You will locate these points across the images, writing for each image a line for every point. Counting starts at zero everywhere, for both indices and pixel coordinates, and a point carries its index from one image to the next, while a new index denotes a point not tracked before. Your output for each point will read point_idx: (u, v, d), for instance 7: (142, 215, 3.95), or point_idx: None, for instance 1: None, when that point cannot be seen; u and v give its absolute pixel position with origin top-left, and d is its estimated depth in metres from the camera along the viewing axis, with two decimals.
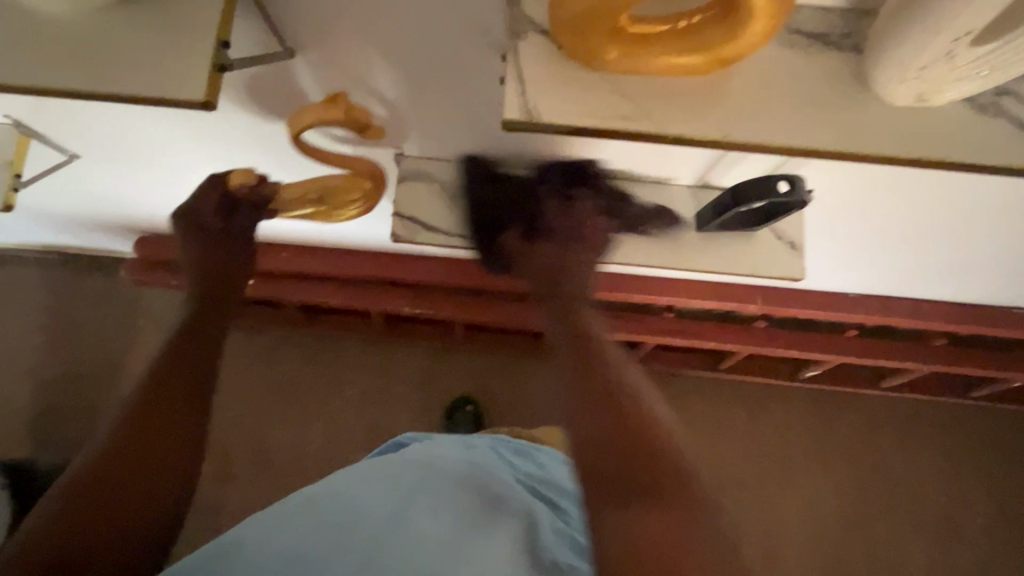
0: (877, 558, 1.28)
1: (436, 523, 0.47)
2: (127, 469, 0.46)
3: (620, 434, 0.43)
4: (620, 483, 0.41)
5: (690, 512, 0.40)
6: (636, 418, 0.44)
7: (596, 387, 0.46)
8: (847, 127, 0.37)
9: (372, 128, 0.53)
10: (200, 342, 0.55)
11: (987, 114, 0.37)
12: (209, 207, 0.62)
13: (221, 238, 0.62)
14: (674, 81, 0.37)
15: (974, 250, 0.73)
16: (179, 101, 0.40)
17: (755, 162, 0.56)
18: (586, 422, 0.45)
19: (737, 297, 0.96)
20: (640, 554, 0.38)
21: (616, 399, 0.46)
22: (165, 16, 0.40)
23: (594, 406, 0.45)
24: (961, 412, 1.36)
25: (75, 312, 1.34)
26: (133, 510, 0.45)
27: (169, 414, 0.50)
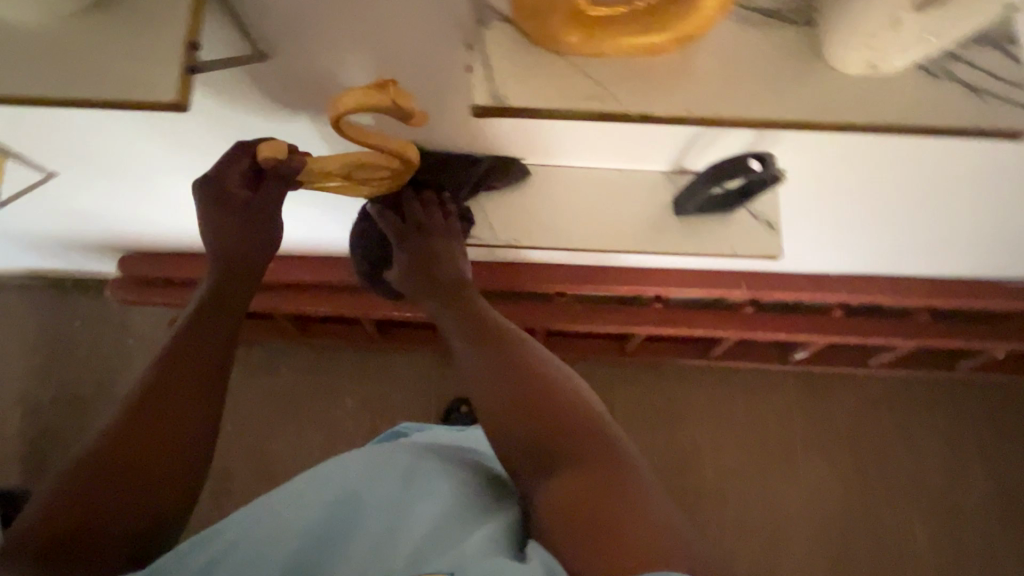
0: (880, 537, 1.29)
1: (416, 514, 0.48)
2: (126, 473, 0.46)
3: (527, 405, 0.48)
4: (536, 452, 0.47)
5: (607, 467, 0.45)
6: (539, 388, 0.49)
7: (498, 363, 0.51)
8: (808, 96, 0.37)
9: (419, 116, 0.48)
10: (204, 348, 0.53)
11: (936, 79, 0.37)
12: (232, 175, 0.57)
13: (244, 215, 0.58)
14: (636, 63, 0.38)
15: (952, 223, 0.75)
16: (152, 104, 0.39)
17: (725, 145, 0.58)
18: (497, 396, 0.50)
19: (723, 284, 0.99)
20: (565, 512, 0.43)
21: (521, 371, 0.51)
22: (131, 22, 0.41)
23: (500, 380, 0.50)
24: (951, 387, 1.38)
25: (61, 338, 1.33)
26: (133, 512, 0.46)
27: (172, 417, 0.49)
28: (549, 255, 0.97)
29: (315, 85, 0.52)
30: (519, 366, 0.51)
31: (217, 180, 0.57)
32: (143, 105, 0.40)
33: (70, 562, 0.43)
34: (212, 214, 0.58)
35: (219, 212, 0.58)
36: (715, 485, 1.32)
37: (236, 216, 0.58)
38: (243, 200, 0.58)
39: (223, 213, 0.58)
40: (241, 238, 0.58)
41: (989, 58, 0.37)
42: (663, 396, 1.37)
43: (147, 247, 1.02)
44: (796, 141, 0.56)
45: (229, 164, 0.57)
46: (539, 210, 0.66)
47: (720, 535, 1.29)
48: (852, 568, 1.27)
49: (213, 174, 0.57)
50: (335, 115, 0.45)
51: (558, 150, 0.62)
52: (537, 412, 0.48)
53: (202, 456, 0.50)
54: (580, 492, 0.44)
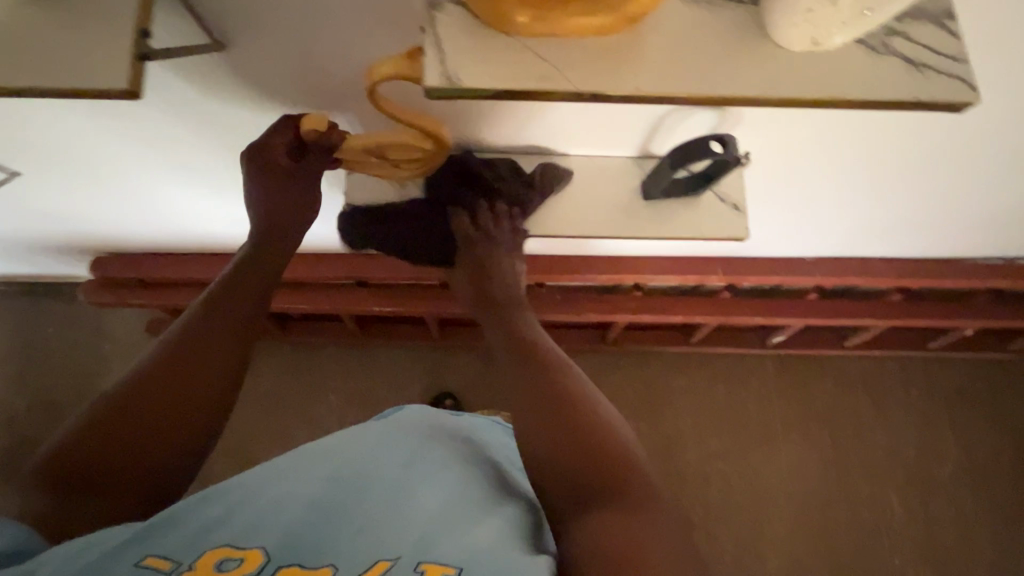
0: (859, 513, 1.32)
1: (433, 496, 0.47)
2: (140, 427, 0.52)
3: (576, 445, 0.49)
4: (579, 492, 0.47)
5: (648, 514, 0.45)
6: (586, 429, 0.50)
7: (543, 397, 0.52)
8: (754, 72, 0.38)
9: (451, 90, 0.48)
10: (219, 327, 0.57)
11: (876, 54, 0.38)
12: (279, 146, 0.58)
13: (288, 182, 0.61)
14: (587, 43, 0.38)
15: (914, 203, 0.77)
16: (100, 92, 0.39)
17: (689, 126, 0.59)
18: (544, 429, 0.50)
19: (699, 270, 1.01)
20: (597, 550, 0.43)
21: (569, 413, 0.51)
22: (78, 8, 0.40)
23: (548, 419, 0.51)
24: (923, 366, 1.41)
25: (40, 343, 1.33)
26: (138, 463, 0.51)
27: (186, 386, 0.54)
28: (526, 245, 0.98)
29: (277, 74, 0.52)
30: (565, 405, 0.52)
31: (265, 149, 0.58)
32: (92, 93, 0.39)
33: (78, 495, 0.48)
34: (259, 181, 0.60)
35: (266, 180, 0.60)
36: (699, 469, 1.34)
37: (280, 184, 0.61)
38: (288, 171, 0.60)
39: (272, 182, 0.60)
40: (281, 207, 0.61)
41: (925, 32, 0.39)
42: (644, 383, 1.39)
43: (121, 248, 1.02)
44: (756, 122, 0.57)
45: (276, 135, 0.57)
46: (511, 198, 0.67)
47: (704, 517, 1.31)
48: (832, 544, 1.30)
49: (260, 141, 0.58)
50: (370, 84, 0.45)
51: (527, 136, 0.63)
52: (583, 451, 0.48)
53: (207, 422, 0.55)
54: (616, 535, 0.43)
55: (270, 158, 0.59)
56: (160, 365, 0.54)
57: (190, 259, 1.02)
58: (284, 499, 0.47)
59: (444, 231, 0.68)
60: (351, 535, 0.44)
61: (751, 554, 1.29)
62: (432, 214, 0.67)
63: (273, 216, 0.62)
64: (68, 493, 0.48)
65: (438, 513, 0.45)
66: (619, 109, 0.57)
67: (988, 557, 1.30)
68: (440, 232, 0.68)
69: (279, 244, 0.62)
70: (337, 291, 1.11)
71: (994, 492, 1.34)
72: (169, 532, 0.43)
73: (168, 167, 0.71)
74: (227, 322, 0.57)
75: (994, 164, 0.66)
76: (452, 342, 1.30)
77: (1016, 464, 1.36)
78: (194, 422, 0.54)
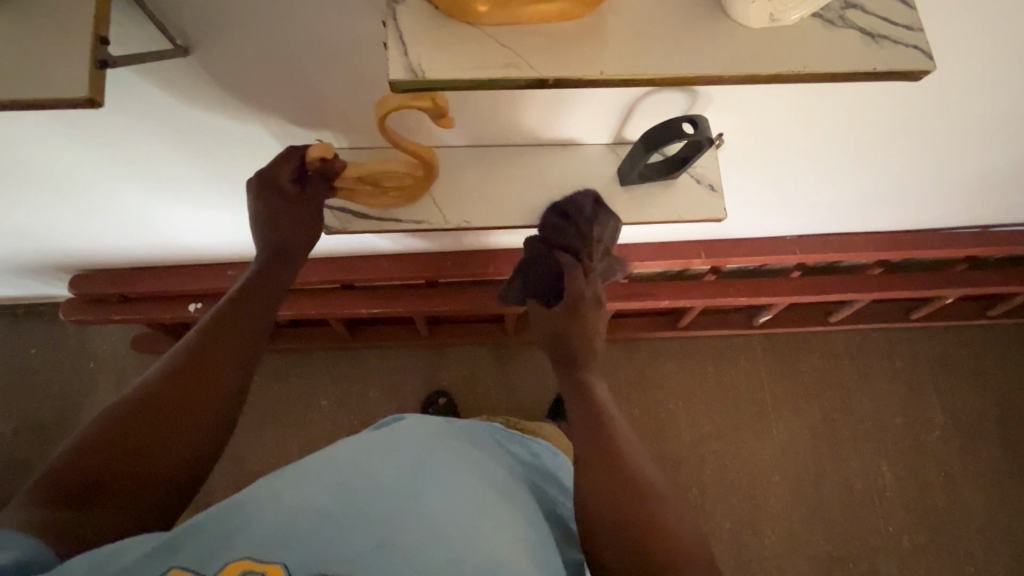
0: (851, 484, 1.35)
1: (450, 507, 0.45)
2: (147, 437, 0.49)
3: (644, 519, 0.50)
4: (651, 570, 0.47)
5: None
6: (652, 507, 0.51)
7: (609, 468, 0.53)
8: (715, 52, 0.38)
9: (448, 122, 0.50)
10: (228, 337, 0.56)
11: (834, 27, 0.39)
12: (285, 172, 0.60)
13: (292, 206, 0.62)
14: (549, 29, 0.39)
15: (886, 175, 0.78)
16: (59, 101, 0.38)
17: (661, 109, 0.60)
18: (615, 500, 0.51)
19: (681, 254, 1.02)
20: None
21: (632, 483, 0.52)
22: (31, 17, 0.39)
23: (614, 485, 0.52)
24: (908, 336, 1.44)
25: (23, 366, 1.31)
26: (146, 472, 0.49)
27: (197, 397, 0.52)
28: (509, 238, 0.99)
29: (244, 79, 0.51)
30: (628, 472, 0.53)
31: (271, 176, 0.60)
32: (50, 103, 0.38)
33: (82, 501, 0.45)
34: (264, 202, 0.61)
35: (272, 206, 0.61)
36: (692, 451, 1.36)
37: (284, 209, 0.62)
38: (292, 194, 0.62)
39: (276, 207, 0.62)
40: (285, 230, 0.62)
41: (881, 4, 0.39)
42: (635, 369, 1.41)
43: (100, 264, 1.01)
44: (725, 102, 0.58)
45: (282, 162, 0.60)
46: (487, 193, 0.66)
47: (701, 497, 1.33)
48: (827, 516, 1.33)
49: (267, 170, 0.60)
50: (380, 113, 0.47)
51: (501, 128, 0.63)
52: (651, 527, 0.50)
53: (217, 436, 0.53)
54: None
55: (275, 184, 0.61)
56: (166, 380, 0.52)
57: (171, 271, 1.02)
58: (301, 505, 0.42)
59: (553, 270, 0.72)
60: (372, 546, 0.39)
61: (748, 530, 1.31)
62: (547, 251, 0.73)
63: (277, 239, 0.62)
64: (73, 503, 0.45)
65: (463, 522, 0.43)
66: (589, 98, 0.58)
67: (978, 518, 1.33)
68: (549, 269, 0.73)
69: (285, 267, 0.63)
70: (324, 294, 1.10)
71: (981, 456, 1.37)
72: (188, 543, 0.39)
73: (141, 179, 0.71)
74: (238, 340, 0.56)
75: (960, 132, 0.67)
76: (442, 340, 1.30)
77: (1001, 426, 1.39)
78: (206, 434, 0.52)
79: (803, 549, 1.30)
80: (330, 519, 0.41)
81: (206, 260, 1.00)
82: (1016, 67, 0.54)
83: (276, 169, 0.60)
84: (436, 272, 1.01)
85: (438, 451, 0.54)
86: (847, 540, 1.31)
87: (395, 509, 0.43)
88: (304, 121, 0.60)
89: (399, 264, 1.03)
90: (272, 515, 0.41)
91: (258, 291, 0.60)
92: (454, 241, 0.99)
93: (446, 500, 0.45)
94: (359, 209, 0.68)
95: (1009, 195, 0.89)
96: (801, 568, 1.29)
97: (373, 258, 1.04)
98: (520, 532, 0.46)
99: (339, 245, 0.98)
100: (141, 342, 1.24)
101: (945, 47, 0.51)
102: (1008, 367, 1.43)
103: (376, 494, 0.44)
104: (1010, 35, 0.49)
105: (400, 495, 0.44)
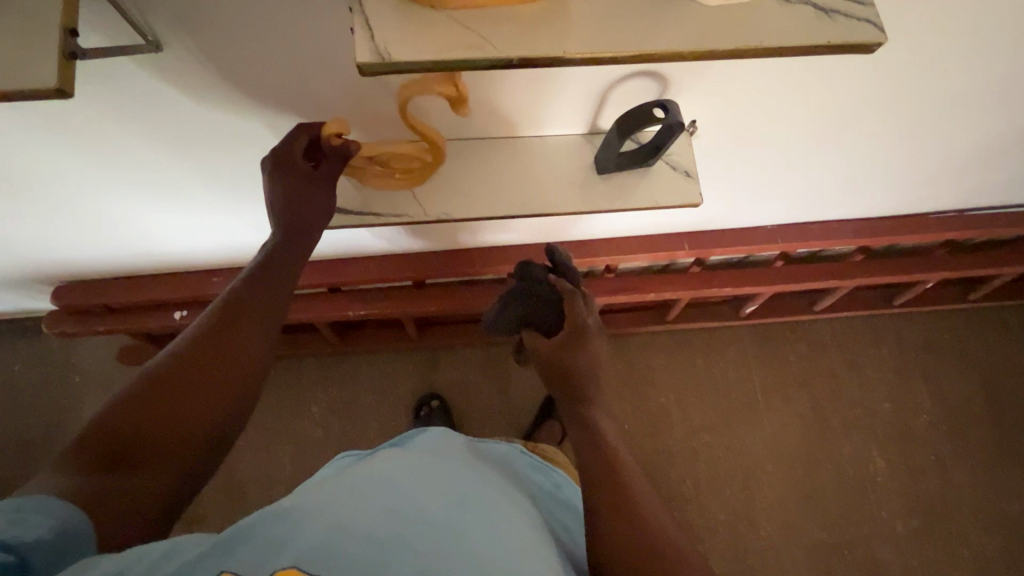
0: (843, 472, 1.36)
1: (483, 538, 0.47)
2: (165, 414, 0.49)
3: (629, 528, 0.50)
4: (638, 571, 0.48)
5: None
6: (640, 513, 0.51)
7: (600, 465, 0.54)
8: (675, 30, 0.40)
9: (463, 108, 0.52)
10: (248, 317, 0.54)
11: (789, 3, 0.41)
12: (298, 145, 0.57)
13: (306, 183, 0.57)
14: (513, 12, 0.40)
15: (858, 160, 0.80)
16: (28, 92, 0.38)
17: (634, 95, 0.61)
18: (603, 496, 0.52)
19: (665, 247, 1.03)
20: None
21: (620, 486, 0.52)
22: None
23: (605, 484, 0.52)
24: (891, 322, 1.46)
25: (9, 382, 1.30)
26: (164, 448, 0.48)
27: (217, 377, 0.51)
28: (495, 236, 1.00)
29: (218, 73, 0.52)
30: (616, 476, 0.53)
31: (285, 148, 0.57)
32: (17, 94, 0.38)
33: (104, 469, 0.46)
34: (280, 181, 0.56)
35: (288, 178, 0.56)
36: (685, 446, 1.37)
37: (303, 185, 0.57)
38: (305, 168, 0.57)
39: (289, 180, 0.57)
40: (304, 208, 0.57)
41: None
42: (625, 365, 1.42)
43: (83, 274, 1.00)
44: (696, 88, 0.59)
45: (296, 137, 0.57)
46: (464, 183, 0.67)
47: (696, 490, 1.33)
48: (822, 505, 1.33)
49: (282, 144, 0.57)
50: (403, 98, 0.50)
51: (478, 120, 0.64)
52: (646, 542, 0.49)
53: (230, 419, 0.52)
54: None
55: (289, 157, 0.57)
56: (185, 356, 0.51)
57: (157, 279, 1.02)
58: (344, 518, 0.42)
59: (550, 299, 0.64)
60: (417, 570, 0.40)
61: (744, 522, 1.31)
62: (546, 279, 0.65)
63: (292, 214, 0.57)
64: (97, 471, 0.45)
65: (510, 558, 0.45)
66: (562, 88, 0.59)
67: (969, 501, 1.34)
68: (545, 298, 0.64)
69: (302, 245, 0.58)
70: (312, 299, 1.11)
71: (969, 438, 1.39)
72: (235, 552, 0.39)
73: (120, 183, 0.71)
74: (252, 321, 0.54)
75: (926, 115, 0.69)
76: (433, 341, 1.30)
77: (987, 409, 1.41)
78: (220, 415, 0.51)
79: (799, 538, 1.31)
80: (385, 540, 0.41)
81: (192, 267, 1.00)
82: (975, 50, 0.56)
83: (289, 141, 0.57)
84: (422, 271, 1.02)
85: (464, 478, 0.56)
86: (842, 527, 1.32)
87: (439, 537, 0.44)
88: (282, 116, 0.60)
89: (387, 266, 1.03)
90: (318, 526, 0.41)
91: (272, 269, 0.56)
92: (440, 239, 1.00)
93: (486, 535, 0.47)
94: (341, 205, 0.67)
95: (981, 178, 0.91)
96: (797, 557, 1.29)
97: (360, 260, 1.04)
98: (547, 566, 0.48)
99: (325, 247, 0.99)
100: (126, 355, 1.23)
101: (903, 32, 0.52)
102: (990, 349, 1.45)
103: (418, 522, 0.45)
104: (968, 18, 0.51)
105: (446, 523, 0.46)
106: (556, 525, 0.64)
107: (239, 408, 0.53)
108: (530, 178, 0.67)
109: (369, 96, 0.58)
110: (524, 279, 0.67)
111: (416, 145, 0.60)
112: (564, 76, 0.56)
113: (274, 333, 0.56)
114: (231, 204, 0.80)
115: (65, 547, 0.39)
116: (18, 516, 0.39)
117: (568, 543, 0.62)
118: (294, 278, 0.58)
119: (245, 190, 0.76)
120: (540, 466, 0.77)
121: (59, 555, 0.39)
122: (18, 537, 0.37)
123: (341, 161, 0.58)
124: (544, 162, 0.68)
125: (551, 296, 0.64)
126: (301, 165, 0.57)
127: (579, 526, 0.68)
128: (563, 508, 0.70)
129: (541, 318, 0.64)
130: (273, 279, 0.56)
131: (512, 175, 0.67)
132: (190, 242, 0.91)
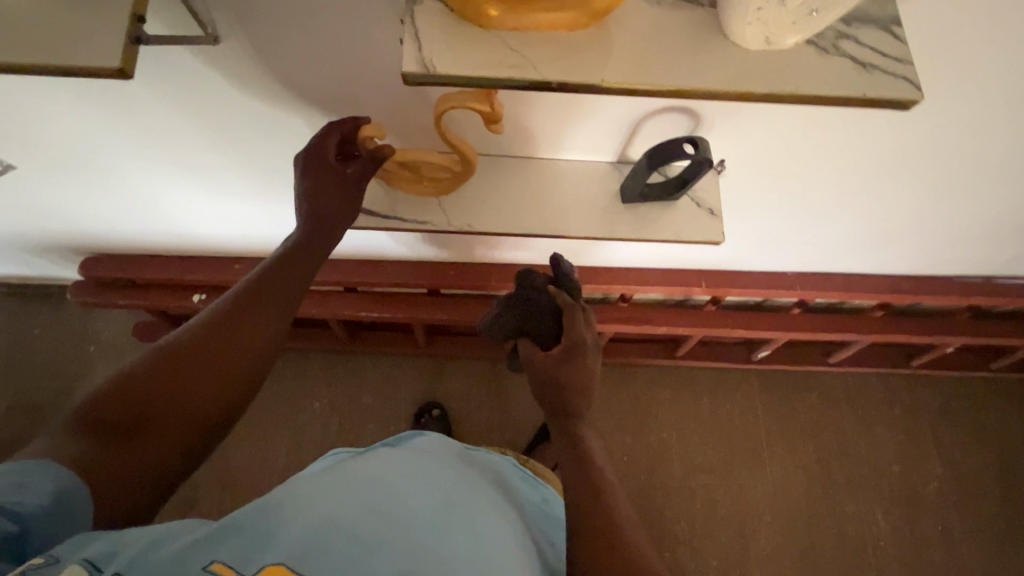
0: (844, 532, 1.31)
1: (474, 551, 0.46)
2: (169, 392, 0.49)
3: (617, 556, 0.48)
4: None
5: None
6: (630, 540, 0.50)
7: (593, 490, 0.53)
8: (714, 69, 0.41)
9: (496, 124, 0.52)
10: (261, 304, 0.55)
11: (827, 54, 0.42)
12: (331, 144, 0.58)
13: (334, 184, 0.58)
14: (556, 37, 0.41)
15: (886, 215, 0.80)
16: (93, 71, 0.40)
17: (666, 129, 0.62)
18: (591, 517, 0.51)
19: (681, 282, 1.03)
20: None
21: (612, 512, 0.51)
22: None
23: (597, 508, 0.51)
24: (907, 382, 1.43)
25: (25, 344, 1.34)
26: (166, 426, 0.49)
27: (225, 361, 0.52)
28: (513, 253, 1.00)
29: (267, 68, 0.54)
30: (608, 503, 0.52)
31: (317, 147, 0.58)
32: (83, 71, 0.41)
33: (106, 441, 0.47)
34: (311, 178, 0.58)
35: (318, 177, 0.58)
36: (683, 485, 1.34)
37: (333, 184, 0.58)
38: (334, 168, 0.58)
39: (318, 177, 0.58)
40: (331, 206, 0.59)
41: (874, 36, 0.42)
42: (630, 395, 1.40)
43: (111, 248, 1.03)
44: (728, 128, 0.60)
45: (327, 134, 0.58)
46: (489, 197, 0.68)
47: (690, 532, 1.30)
48: (818, 563, 1.29)
49: (315, 141, 0.58)
50: (441, 107, 0.50)
51: (509, 139, 0.65)
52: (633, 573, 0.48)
53: (233, 404, 0.53)
54: None
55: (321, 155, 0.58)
56: (196, 339, 0.52)
57: (181, 260, 1.04)
58: (333, 517, 0.42)
59: (547, 309, 0.64)
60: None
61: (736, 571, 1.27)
62: (546, 288, 0.66)
63: (318, 211, 0.58)
64: (99, 441, 0.46)
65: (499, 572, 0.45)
66: (596, 115, 0.60)
67: None
68: (544, 309, 0.64)
69: (326, 241, 0.59)
70: (326, 295, 1.12)
71: (982, 512, 1.34)
72: (226, 542, 0.38)
73: (158, 163, 0.73)
74: (265, 308, 0.55)
75: (960, 177, 0.68)
76: (440, 350, 1.31)
77: (1002, 483, 1.36)
78: (223, 399, 0.52)
79: None
80: (375, 547, 0.40)
81: (215, 251, 1.03)
82: (1011, 117, 0.56)
83: (321, 139, 0.57)
84: (437, 279, 1.03)
85: (455, 489, 0.55)
86: None
87: (430, 548, 0.43)
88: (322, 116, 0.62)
89: (404, 271, 1.04)
90: (305, 523, 0.41)
91: (292, 261, 0.57)
92: (458, 250, 1.01)
93: (477, 547, 0.47)
94: (369, 205, 0.68)
95: (1012, 247, 0.90)
96: None
97: (378, 262, 1.06)
98: None
99: (348, 246, 1.01)
100: (139, 332, 1.26)
101: (939, 95, 0.53)
102: (1008, 422, 1.41)
103: (408, 530, 0.44)
104: (1004, 86, 0.51)
105: (436, 533, 0.46)
106: (542, 539, 0.64)
107: (244, 394, 0.54)
108: (554, 197, 0.68)
109: (407, 106, 0.60)
110: (525, 287, 0.68)
111: (447, 155, 0.60)
112: (598, 103, 0.57)
113: (286, 322, 0.57)
114: (260, 195, 0.82)
115: (65, 514, 0.40)
116: (17, 483, 0.39)
117: (553, 560, 0.62)
118: (312, 270, 0.59)
119: (276, 183, 0.78)
120: (529, 479, 0.76)
121: (59, 522, 0.40)
122: (20, 504, 0.38)
123: (372, 165, 0.59)
124: (571, 183, 0.69)
125: (547, 305, 0.64)
126: (331, 164, 0.58)
127: (560, 535, 0.68)
128: (551, 524, 0.69)
129: (540, 326, 0.63)
130: (292, 270, 0.57)
131: (537, 192, 0.68)
132: (217, 228, 0.94)
